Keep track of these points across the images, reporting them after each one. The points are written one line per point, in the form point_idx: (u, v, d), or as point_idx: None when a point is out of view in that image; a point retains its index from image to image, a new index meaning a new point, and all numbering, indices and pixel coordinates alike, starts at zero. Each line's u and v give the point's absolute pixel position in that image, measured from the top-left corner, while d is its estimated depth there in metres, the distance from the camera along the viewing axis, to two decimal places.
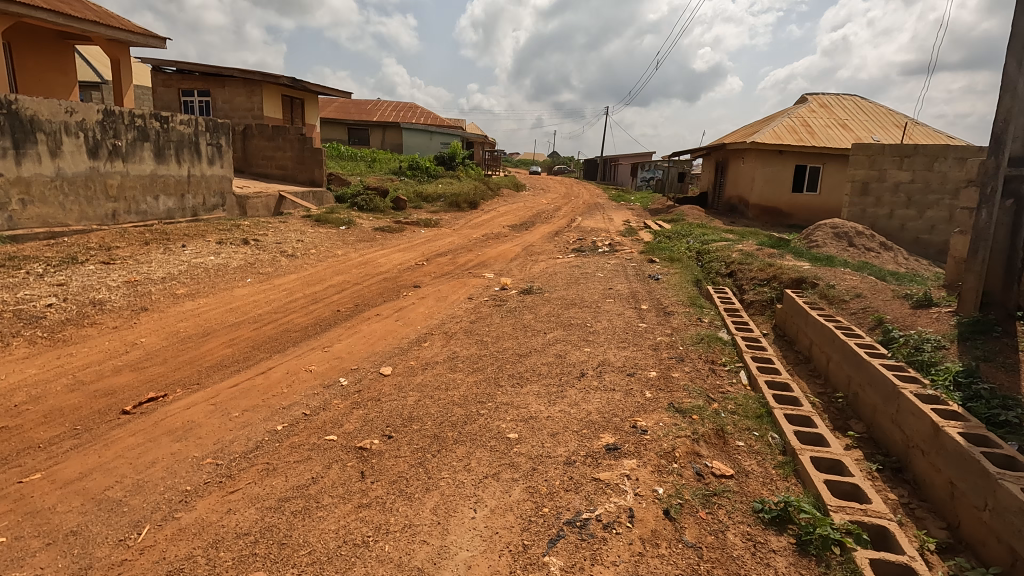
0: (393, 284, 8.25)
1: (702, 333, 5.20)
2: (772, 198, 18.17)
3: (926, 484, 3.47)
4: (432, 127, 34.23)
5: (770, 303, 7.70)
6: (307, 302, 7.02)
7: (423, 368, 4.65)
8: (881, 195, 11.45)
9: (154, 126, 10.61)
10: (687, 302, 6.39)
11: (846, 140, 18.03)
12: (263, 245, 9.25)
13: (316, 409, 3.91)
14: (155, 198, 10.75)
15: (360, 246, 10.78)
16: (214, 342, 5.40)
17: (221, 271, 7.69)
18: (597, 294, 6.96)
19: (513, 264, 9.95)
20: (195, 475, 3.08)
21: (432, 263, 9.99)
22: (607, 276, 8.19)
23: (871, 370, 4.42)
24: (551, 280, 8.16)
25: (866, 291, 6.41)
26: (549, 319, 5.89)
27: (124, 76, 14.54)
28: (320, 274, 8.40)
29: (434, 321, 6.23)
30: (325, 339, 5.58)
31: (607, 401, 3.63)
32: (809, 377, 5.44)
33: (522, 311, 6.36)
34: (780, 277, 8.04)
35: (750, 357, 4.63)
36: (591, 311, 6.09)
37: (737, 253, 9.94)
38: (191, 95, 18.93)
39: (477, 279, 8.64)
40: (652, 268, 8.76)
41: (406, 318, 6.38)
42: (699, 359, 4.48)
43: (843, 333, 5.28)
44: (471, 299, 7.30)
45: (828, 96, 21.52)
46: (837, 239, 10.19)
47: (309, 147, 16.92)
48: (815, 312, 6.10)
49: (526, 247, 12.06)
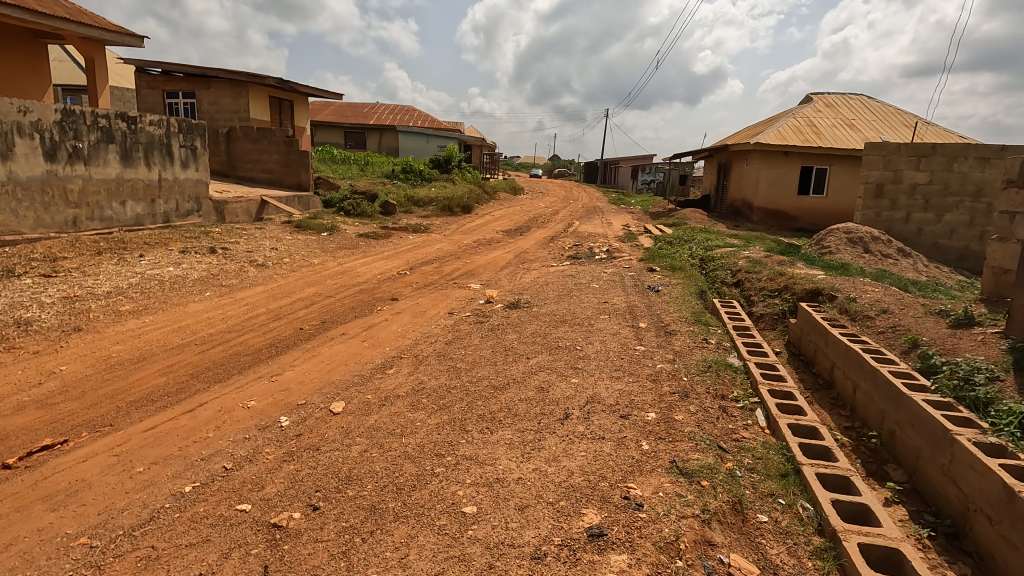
0: (369, 297, 7.55)
1: (710, 359, 4.47)
2: (777, 201, 17.47)
3: (995, 561, 2.75)
4: (429, 130, 33.59)
5: (782, 317, 6.99)
6: (267, 319, 6.32)
7: (379, 404, 3.95)
8: (897, 197, 10.75)
9: (121, 127, 9.97)
10: (691, 319, 5.68)
11: (853, 140, 17.34)
12: (232, 255, 8.57)
13: (239, 462, 3.20)
14: (122, 203, 10.10)
15: (340, 254, 10.10)
16: (148, 370, 4.69)
17: (179, 284, 7.01)
18: (591, 309, 6.26)
19: (503, 274, 9.25)
20: (57, 565, 2.38)
21: (415, 272, 9.31)
22: (603, 287, 7.49)
23: (913, 407, 3.70)
24: (542, 292, 7.46)
25: (892, 306, 5.69)
26: (535, 340, 5.19)
27: (99, 76, 13.89)
28: (290, 286, 7.72)
29: (405, 343, 5.52)
30: (279, 365, 4.89)
31: (594, 455, 2.91)
32: (833, 408, 4.73)
33: (506, 330, 5.65)
34: (793, 288, 7.34)
35: (767, 389, 3.91)
36: (583, 330, 5.38)
37: (744, 260, 9.23)
38: (175, 96, 18.31)
39: (461, 291, 7.94)
40: (652, 278, 8.05)
41: (375, 338, 5.69)
42: (707, 395, 3.76)
43: (873, 358, 4.55)
44: (451, 315, 6.59)
45: (835, 96, 20.84)
46: (851, 244, 9.48)
47: (295, 149, 16.26)
48: (837, 331, 5.38)
49: (519, 254, 11.36)
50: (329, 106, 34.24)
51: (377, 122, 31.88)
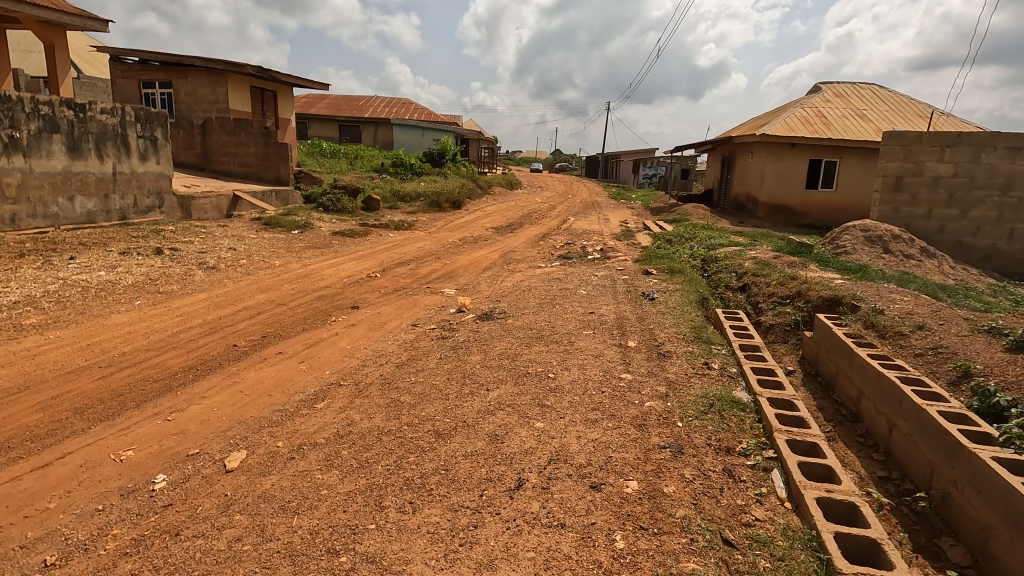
0: (327, 305, 6.67)
1: (712, 393, 3.57)
2: (784, 196, 16.54)
3: None
4: (424, 122, 32.62)
5: (795, 329, 6.13)
6: (200, 332, 5.46)
7: (286, 456, 3.09)
8: (918, 191, 9.81)
9: (66, 115, 9.10)
10: (690, 336, 4.79)
11: (866, 132, 16.37)
12: (181, 256, 7.71)
13: (67, 553, 2.35)
14: (70, 199, 9.22)
15: (307, 254, 9.24)
16: (22, 405, 3.82)
17: (106, 291, 6.16)
18: (574, 322, 5.38)
19: (483, 277, 8.36)
20: None
21: (387, 275, 8.43)
22: (591, 294, 6.60)
23: (978, 467, 2.85)
24: (522, 299, 6.58)
25: (929, 321, 4.82)
26: (502, 364, 4.32)
27: (61, 64, 13.00)
28: (239, 292, 6.86)
29: (349, 365, 4.66)
30: (188, 395, 4.03)
31: (545, 562, 2.07)
32: (863, 449, 3.91)
33: (470, 349, 4.78)
34: (807, 295, 6.46)
35: (785, 439, 3.02)
36: (560, 351, 4.51)
37: (751, 262, 8.35)
38: (151, 86, 17.41)
39: (433, 297, 7.06)
40: (647, 283, 7.16)
41: (317, 358, 4.82)
42: (709, 450, 2.90)
43: (915, 391, 3.69)
44: (414, 328, 5.71)
45: (845, 85, 19.85)
46: (868, 244, 8.60)
47: (274, 142, 15.51)
48: (865, 352, 4.51)
49: (505, 254, 10.47)
50: (322, 99, 33.32)
51: (370, 115, 30.94)
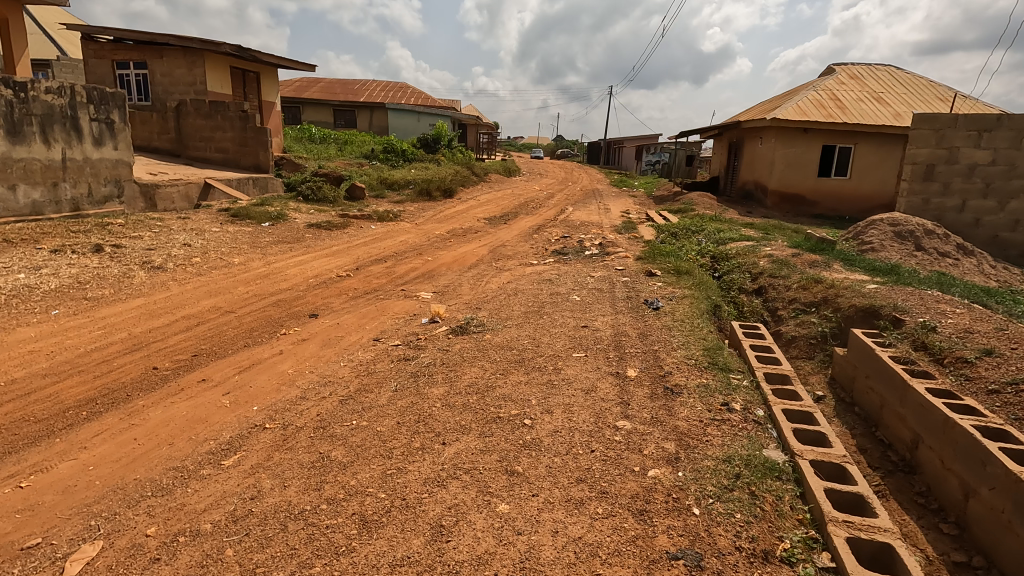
0: (281, 314, 5.79)
1: (737, 456, 2.70)
2: (795, 184, 15.57)
3: None
4: (420, 106, 31.39)
5: (822, 342, 5.29)
6: (118, 352, 4.58)
7: (150, 556, 2.23)
8: (951, 180, 8.85)
9: (4, 95, 8.16)
10: (704, 363, 3.90)
11: (884, 115, 15.33)
12: (124, 254, 6.82)
13: None
14: (10, 188, 8.30)
15: (272, 249, 8.35)
16: None
17: (19, 298, 5.29)
18: (565, 340, 4.50)
19: (466, 277, 7.47)
20: None
21: (359, 274, 7.54)
22: (586, 301, 5.71)
23: None
24: (506, 307, 5.69)
25: (997, 343, 3.97)
26: (469, 401, 3.45)
27: (17, 41, 12.01)
28: (182, 298, 5.99)
29: (284, 399, 3.79)
30: (66, 445, 3.16)
31: None
32: (927, 517, 3.07)
33: (434, 377, 3.91)
34: (835, 302, 5.57)
35: (845, 538, 2.16)
36: (541, 383, 3.63)
37: (767, 260, 7.45)
38: (126, 67, 16.38)
39: (404, 303, 6.19)
40: (650, 287, 6.26)
41: (248, 388, 3.95)
42: (739, 560, 2.05)
43: (1003, 449, 2.83)
44: (374, 345, 4.82)
45: (860, 67, 18.75)
46: (898, 239, 7.70)
47: (252, 126, 14.52)
48: (922, 385, 3.64)
49: (495, 249, 9.58)
50: (314, 83, 32.17)
51: (364, 99, 29.81)
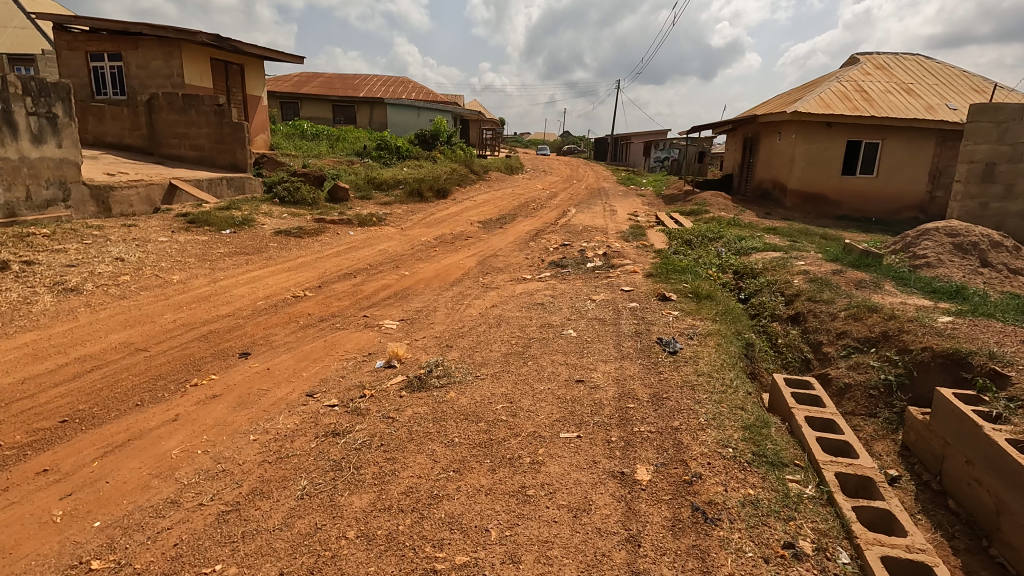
0: (205, 352, 4.66)
1: None
2: (817, 182, 14.27)
3: None
4: (420, 101, 30.16)
5: (887, 394, 4.08)
6: None
7: None
8: (1014, 182, 7.59)
9: None
10: (750, 456, 2.71)
11: (918, 108, 13.99)
12: (33, 274, 5.71)
13: None
14: None
15: (223, 263, 7.22)
16: None
17: None
18: (552, 406, 3.31)
19: (444, 298, 6.28)
20: None
21: (320, 294, 6.42)
22: (585, 338, 4.52)
23: None
24: (483, 345, 4.51)
25: None
26: (398, 531, 2.28)
27: None
28: (85, 332, 4.84)
29: (144, 507, 2.64)
30: None
31: None
32: None
33: (361, 474, 2.73)
34: (901, 341, 4.36)
35: None
36: (510, 496, 2.46)
37: (803, 278, 6.25)
38: (99, 59, 15.25)
39: (360, 336, 5.04)
40: (665, 317, 5.09)
41: (101, 486, 2.80)
42: None
43: None
44: (303, 405, 3.66)
45: (888, 56, 17.35)
46: (958, 253, 6.48)
47: (228, 121, 13.43)
48: None
49: (484, 260, 8.39)
50: (312, 78, 31.06)
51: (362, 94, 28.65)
